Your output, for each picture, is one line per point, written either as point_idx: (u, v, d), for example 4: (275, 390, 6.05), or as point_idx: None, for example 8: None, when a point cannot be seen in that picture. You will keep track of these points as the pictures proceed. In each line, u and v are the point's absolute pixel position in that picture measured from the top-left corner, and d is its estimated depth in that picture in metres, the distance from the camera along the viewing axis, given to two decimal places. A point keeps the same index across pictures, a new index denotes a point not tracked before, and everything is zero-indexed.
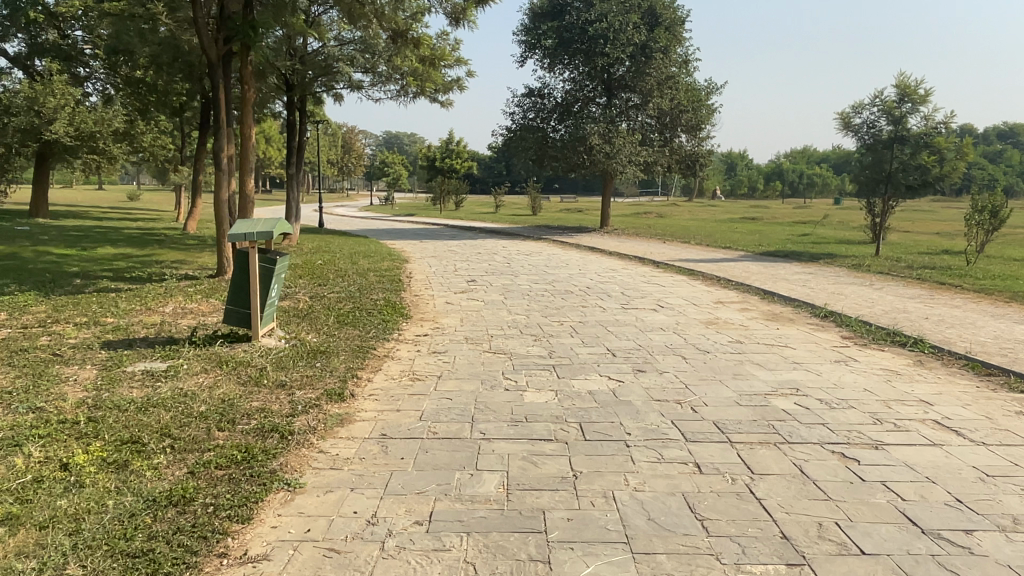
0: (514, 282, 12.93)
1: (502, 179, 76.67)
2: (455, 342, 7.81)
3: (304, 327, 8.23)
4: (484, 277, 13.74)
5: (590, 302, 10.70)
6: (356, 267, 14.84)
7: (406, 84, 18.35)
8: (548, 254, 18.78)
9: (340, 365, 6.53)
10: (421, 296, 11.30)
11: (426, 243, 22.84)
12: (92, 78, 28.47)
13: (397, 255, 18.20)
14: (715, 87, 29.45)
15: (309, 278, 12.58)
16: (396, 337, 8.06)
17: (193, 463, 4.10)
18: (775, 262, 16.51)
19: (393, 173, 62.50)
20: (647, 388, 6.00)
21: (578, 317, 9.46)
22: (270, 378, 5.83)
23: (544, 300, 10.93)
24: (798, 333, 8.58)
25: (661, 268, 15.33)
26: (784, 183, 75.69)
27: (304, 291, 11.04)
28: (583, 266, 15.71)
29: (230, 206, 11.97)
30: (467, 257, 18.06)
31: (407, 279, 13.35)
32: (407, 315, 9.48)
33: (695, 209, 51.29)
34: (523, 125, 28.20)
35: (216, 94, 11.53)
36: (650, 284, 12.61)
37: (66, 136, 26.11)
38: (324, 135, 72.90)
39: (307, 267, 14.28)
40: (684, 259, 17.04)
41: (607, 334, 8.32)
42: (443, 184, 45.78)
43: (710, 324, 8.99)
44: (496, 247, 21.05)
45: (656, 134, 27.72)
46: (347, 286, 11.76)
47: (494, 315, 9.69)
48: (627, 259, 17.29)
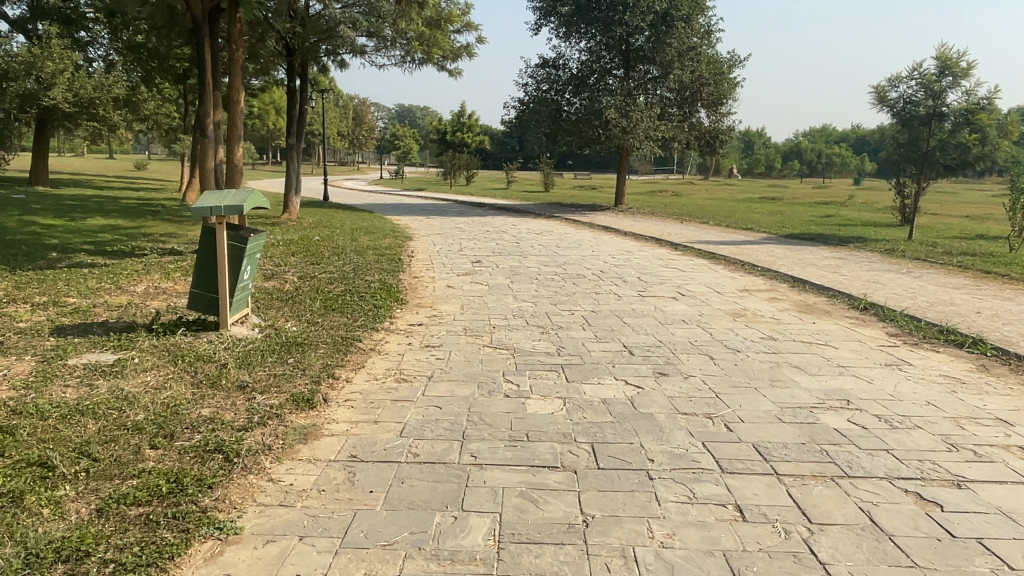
0: (522, 264, 12.04)
1: (514, 154, 75.45)
2: (452, 334, 6.93)
3: (285, 313, 7.38)
4: (491, 257, 12.86)
5: (604, 288, 9.81)
6: (355, 244, 13.97)
7: (412, 50, 17.21)
8: (560, 233, 17.86)
9: (318, 361, 5.68)
10: (421, 278, 10.44)
11: (433, 219, 21.96)
12: (95, 42, 27.23)
13: (400, 232, 17.31)
14: (738, 60, 28.19)
15: (303, 256, 11.72)
16: (387, 326, 7.20)
17: (106, 497, 3.27)
18: (801, 245, 15.52)
19: (403, 146, 61.43)
20: (671, 397, 5.10)
21: (590, 305, 8.57)
22: (229, 379, 4.98)
23: (554, 284, 10.04)
24: (837, 328, 7.65)
25: (679, 251, 14.37)
26: (802, 163, 74.15)
27: (294, 270, 10.19)
28: (596, 247, 14.77)
29: (218, 177, 11.11)
30: (474, 235, 17.17)
31: (409, 259, 12.48)
32: (402, 301, 8.61)
33: (711, 187, 50.16)
34: (537, 97, 27.09)
35: (202, 54, 10.57)
36: (668, 269, 11.69)
37: (65, 102, 25.26)
38: (334, 106, 71.81)
39: (303, 244, 13.43)
40: (703, 241, 16.06)
41: (622, 327, 7.42)
42: (453, 158, 44.72)
43: (737, 316, 8.07)
44: (505, 224, 20.13)
45: (675, 109, 26.56)
46: (342, 266, 10.91)
47: (498, 301, 8.82)
48: (643, 240, 16.31)
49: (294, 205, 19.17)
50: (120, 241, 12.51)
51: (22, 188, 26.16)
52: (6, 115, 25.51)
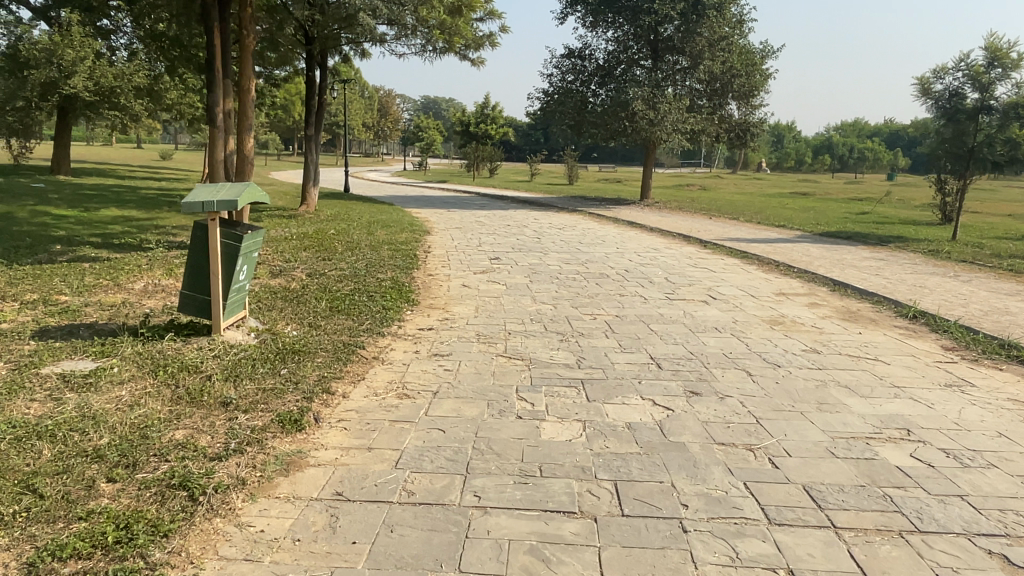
0: (543, 262, 11.47)
1: (539, 146, 74.76)
2: (464, 342, 6.39)
3: (286, 314, 6.91)
4: (510, 254, 12.32)
5: (629, 290, 9.21)
6: (370, 239, 13.48)
7: (432, 38, 16.57)
8: (584, 228, 17.27)
9: (314, 371, 5.16)
10: (436, 277, 9.92)
11: (453, 212, 21.46)
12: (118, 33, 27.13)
13: (419, 226, 16.80)
14: (770, 51, 27.28)
15: (315, 251, 11.28)
16: (393, 331, 6.69)
17: (40, 548, 2.77)
18: (838, 244, 14.78)
19: (426, 138, 61.04)
20: (707, 423, 4.51)
21: (614, 309, 7.98)
22: (212, 394, 4.48)
23: (576, 285, 9.46)
24: (886, 340, 6.99)
25: (708, 249, 13.70)
26: (833, 157, 72.53)
27: (304, 266, 9.73)
28: (621, 244, 14.16)
29: (228, 169, 10.64)
30: (495, 230, 16.62)
31: (425, 255, 11.98)
32: (413, 301, 8.08)
33: (740, 181, 49.14)
34: (562, 88, 26.44)
35: (212, 40, 10.07)
36: (697, 269, 11.05)
37: (85, 90, 25.13)
38: (359, 97, 71.66)
39: (317, 238, 12.99)
40: (734, 239, 15.36)
41: (649, 336, 6.83)
42: (477, 150, 44.20)
43: (775, 324, 7.44)
44: (527, 219, 19.58)
45: (705, 101, 25.77)
46: (354, 262, 10.44)
47: (515, 303, 8.27)
48: (670, 237, 15.65)
49: (311, 197, 18.76)
50: (130, 233, 12.17)
51: (44, 177, 26.09)
52: (28, 103, 25.54)
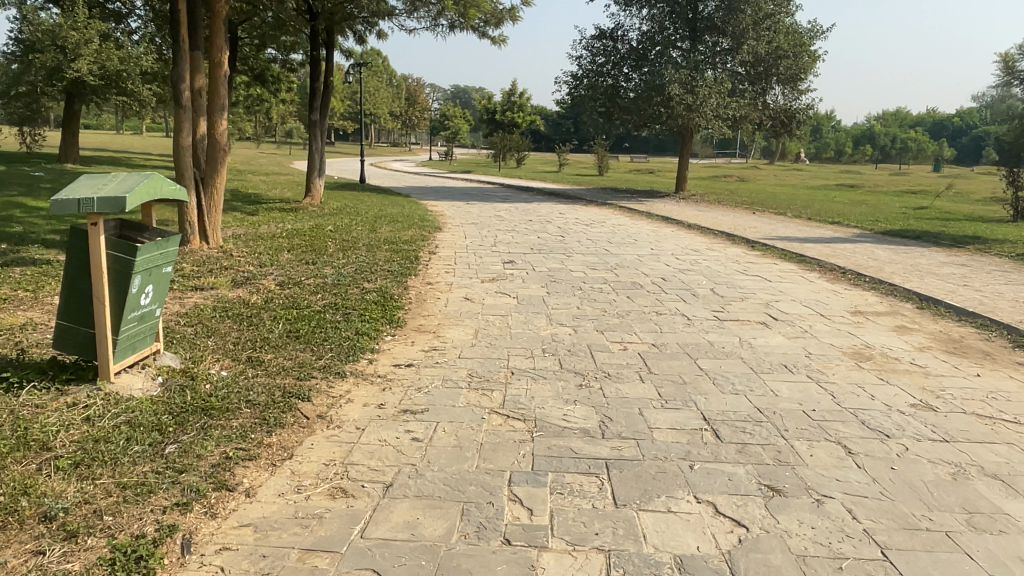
0: (564, 268, 9.81)
1: (569, 136, 72.68)
2: (447, 388, 4.73)
3: (224, 344, 5.33)
4: (529, 257, 10.68)
5: (668, 306, 7.51)
6: (370, 237, 11.93)
7: (445, 12, 14.76)
8: (614, 225, 15.55)
9: (217, 448, 3.57)
10: (436, 286, 8.32)
11: (472, 205, 19.86)
12: None
13: (430, 221, 15.23)
14: (819, 31, 25.17)
15: (300, 251, 9.75)
16: (359, 369, 5.07)
17: None
18: (907, 246, 12.87)
19: (453, 127, 59.43)
20: (804, 562, 2.82)
21: (650, 336, 6.29)
22: (32, 499, 2.93)
23: (602, 298, 7.79)
24: (1018, 387, 5.22)
25: (757, 251, 11.91)
26: (875, 148, 69.30)
27: (278, 272, 8.20)
28: (655, 244, 12.43)
29: (197, 156, 9.08)
30: (513, 226, 14.99)
31: (430, 257, 10.42)
32: (397, 321, 6.46)
33: (780, 173, 46.70)
34: (591, 71, 24.66)
35: (178, 6, 8.48)
36: (748, 277, 9.31)
37: (91, 75, 23.80)
38: (385, 85, 70.25)
39: (310, 236, 11.46)
40: (784, 239, 13.53)
41: (699, 380, 5.13)
42: (503, 139, 42.53)
43: (862, 363, 5.72)
44: (551, 213, 17.93)
45: (747, 86, 23.74)
46: (341, 267, 8.88)
47: (526, 324, 6.64)
48: (710, 236, 13.88)
49: (317, 187, 17.36)
50: None
51: (48, 166, 24.93)
52: (32, 88, 24.39)
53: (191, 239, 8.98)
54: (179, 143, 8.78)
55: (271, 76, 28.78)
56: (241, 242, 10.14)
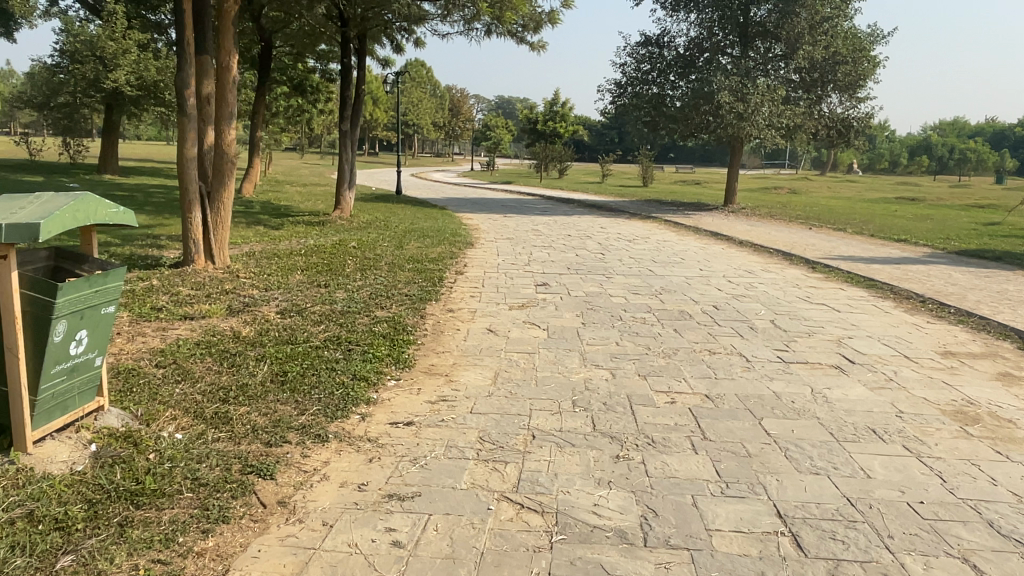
0: (604, 292, 8.81)
1: (613, 146, 71.50)
2: (450, 460, 3.80)
3: (193, 394, 4.50)
4: (564, 278, 9.74)
5: (722, 343, 6.45)
6: (394, 254, 11.10)
7: (479, 15, 13.92)
8: (659, 241, 14.51)
9: (130, 559, 2.71)
10: (457, 314, 7.40)
11: (509, 218, 19.02)
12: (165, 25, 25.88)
13: (462, 235, 14.40)
14: (880, 36, 23.73)
15: (314, 272, 8.95)
16: (348, 429, 4.16)
17: None
18: (989, 269, 11.55)
19: (494, 137, 58.84)
20: None
21: (703, 385, 5.26)
22: None
23: (645, 332, 6.76)
24: None
25: (819, 274, 10.74)
26: (932, 158, 66.34)
27: (283, 297, 7.40)
28: (704, 264, 11.34)
29: (203, 168, 8.42)
30: (550, 242, 14.04)
31: (456, 278, 9.54)
32: (405, 361, 5.55)
33: (832, 184, 44.83)
34: (636, 79, 23.67)
35: (182, 4, 7.76)
36: (813, 305, 8.21)
37: (129, 85, 23.66)
38: (428, 95, 70.12)
39: (330, 253, 10.70)
40: (847, 259, 12.31)
41: (768, 451, 4.08)
42: (545, 148, 41.70)
43: (971, 428, 4.61)
44: (592, 227, 16.96)
45: (802, 94, 22.47)
46: (354, 290, 8.02)
47: (556, 366, 5.66)
48: (764, 255, 12.72)
49: (347, 200, 16.71)
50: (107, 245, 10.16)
51: (86, 177, 24.82)
52: (72, 98, 24.55)
53: (195, 257, 8.35)
54: (184, 154, 8.12)
55: (309, 86, 28.45)
56: (253, 261, 9.41)
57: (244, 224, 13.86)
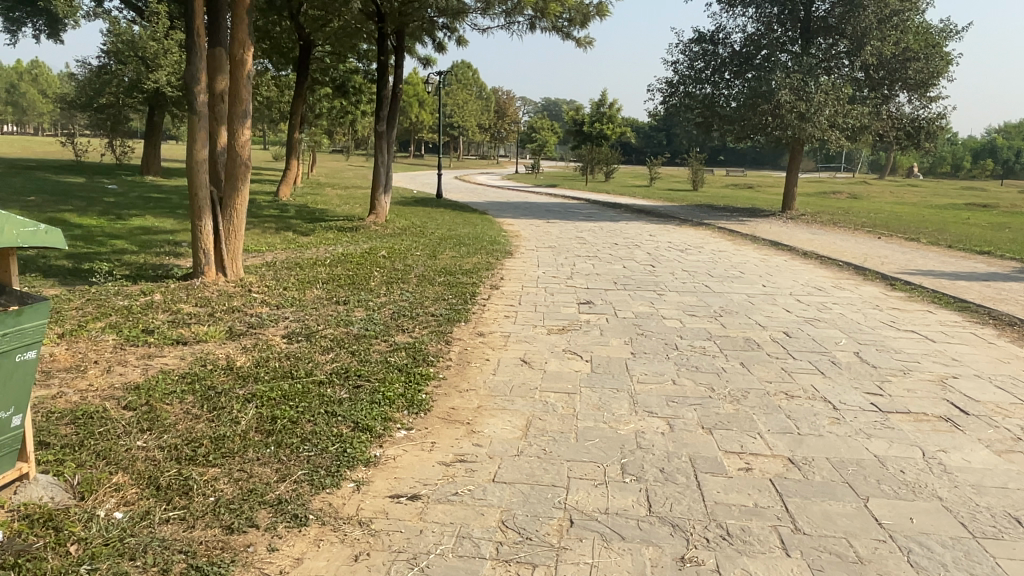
0: (656, 313, 7.80)
1: (661, 148, 70.00)
2: (460, 561, 2.87)
3: (155, 451, 3.69)
4: (611, 295, 8.78)
5: (801, 384, 5.39)
6: (426, 265, 10.25)
7: (523, 8, 13.04)
8: (714, 251, 13.43)
9: None
10: (488, 339, 6.49)
11: (552, 224, 18.13)
12: None
13: (501, 243, 13.53)
14: (954, 30, 22.09)
15: (336, 286, 8.15)
16: (335, 507, 3.27)
17: None
18: None
19: (539, 139, 58.00)
20: None
21: (785, 445, 4.25)
22: None
23: (707, 367, 5.76)
24: None
25: (899, 293, 9.54)
26: (997, 162, 63.10)
27: (294, 317, 6.59)
28: (766, 280, 10.23)
29: (214, 171, 7.72)
30: (596, 252, 13.06)
31: (491, 294, 8.65)
32: (421, 403, 4.65)
33: (894, 189, 42.71)
34: (688, 78, 22.52)
35: None
36: (901, 333, 7.08)
37: (170, 86, 23.45)
38: (474, 97, 69.64)
39: (358, 264, 9.92)
40: (927, 275, 11.08)
41: (884, 555, 3.06)
42: (591, 150, 40.66)
43: None
44: (640, 234, 15.92)
45: (868, 93, 21.00)
46: (375, 309, 7.18)
47: (601, 413, 4.69)
48: (833, 269, 11.53)
49: (383, 205, 15.98)
50: (123, 254, 9.56)
51: (128, 179, 24.68)
52: (115, 99, 24.55)
53: (206, 268, 7.63)
54: (194, 156, 7.41)
55: (353, 87, 27.98)
56: (271, 273, 8.66)
57: (273, 230, 13.21)
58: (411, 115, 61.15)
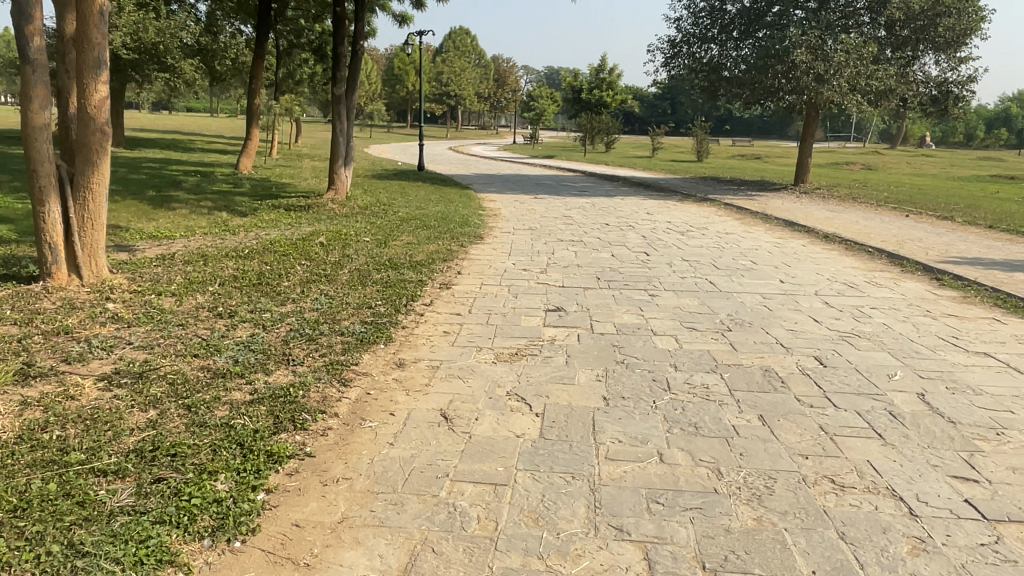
0: (645, 326, 5.96)
1: (665, 118, 67.57)
2: None
3: None
4: (590, 296, 6.95)
5: (851, 463, 3.57)
6: (368, 255, 8.40)
7: None
8: (718, 233, 11.61)
9: None
10: (406, 373, 4.67)
11: (539, 200, 16.26)
12: None
13: (473, 224, 11.71)
14: None
15: (233, 290, 6.33)
16: None
17: None
18: None
19: (539, 108, 55.48)
20: None
21: None
22: None
23: (714, 427, 3.94)
24: None
25: (950, 292, 7.70)
26: (1012, 131, 60.64)
27: (137, 343, 4.76)
28: (784, 272, 8.39)
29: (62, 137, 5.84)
30: (582, 234, 11.23)
31: (436, 295, 6.85)
32: (243, 522, 2.84)
33: (907, 159, 40.63)
34: (693, 37, 20.39)
35: None
36: (973, 360, 5.26)
37: (126, 48, 21.50)
38: (472, 65, 67.09)
39: (283, 254, 8.09)
40: (977, 265, 9.24)
41: None
42: (590, 119, 38.60)
43: None
44: (636, 213, 14.07)
45: (891, 53, 18.90)
46: (263, 326, 5.34)
47: (540, 532, 2.88)
48: (862, 256, 9.70)
49: (343, 179, 14.13)
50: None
51: None
52: None
53: (53, 269, 5.78)
54: (30, 121, 5.53)
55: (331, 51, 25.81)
56: (156, 270, 6.82)
57: (207, 210, 11.38)
58: (407, 83, 58.76)
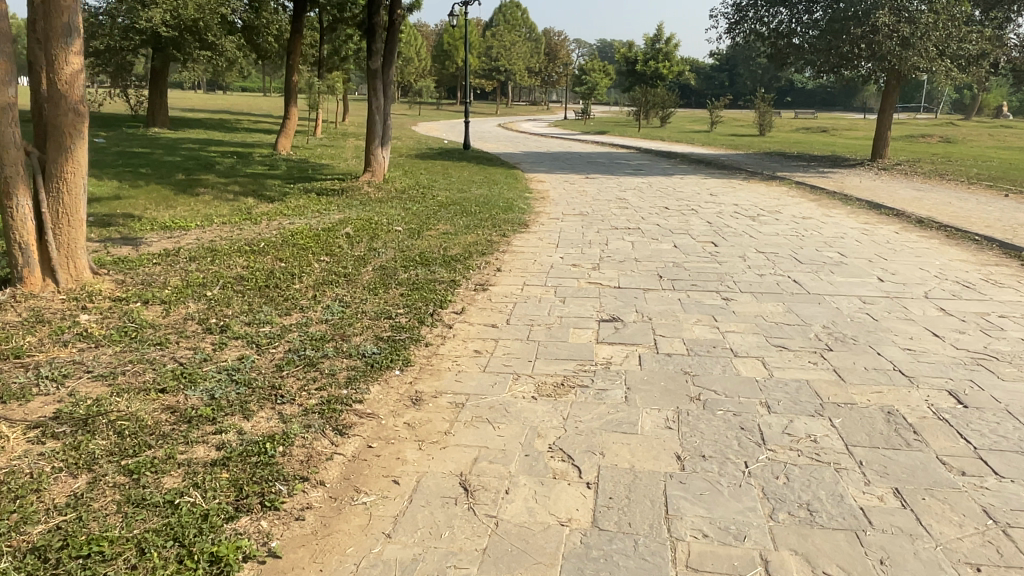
0: (723, 343, 4.85)
1: (723, 90, 64.83)
2: None
3: None
4: (653, 301, 5.85)
5: None
6: (398, 248, 7.46)
7: None
8: (793, 217, 10.33)
9: None
10: (422, 415, 3.68)
11: (591, 180, 15.12)
12: None
13: (519, 209, 10.68)
14: None
15: (233, 294, 5.46)
16: None
17: None
18: None
19: (591, 81, 53.72)
20: None
21: None
22: None
23: (836, 512, 2.83)
24: None
25: None
26: None
27: (96, 371, 3.89)
28: (881, 268, 7.13)
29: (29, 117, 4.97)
30: (639, 220, 10.11)
31: (470, 299, 5.85)
32: None
33: (988, 130, 37.75)
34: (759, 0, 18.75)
35: None
36: None
37: (165, 25, 20.96)
38: (522, 39, 65.43)
39: (302, 248, 7.21)
40: None
41: None
42: (644, 93, 36.91)
43: None
44: (698, 194, 12.84)
45: (984, 13, 16.99)
46: (256, 345, 4.41)
47: None
48: (968, 246, 8.34)
49: (380, 160, 13.25)
50: None
51: (128, 130, 22.44)
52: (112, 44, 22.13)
53: (25, 272, 4.98)
54: None
55: None
56: (152, 270, 5.97)
57: (233, 195, 10.63)
58: (455, 59, 57.60)
